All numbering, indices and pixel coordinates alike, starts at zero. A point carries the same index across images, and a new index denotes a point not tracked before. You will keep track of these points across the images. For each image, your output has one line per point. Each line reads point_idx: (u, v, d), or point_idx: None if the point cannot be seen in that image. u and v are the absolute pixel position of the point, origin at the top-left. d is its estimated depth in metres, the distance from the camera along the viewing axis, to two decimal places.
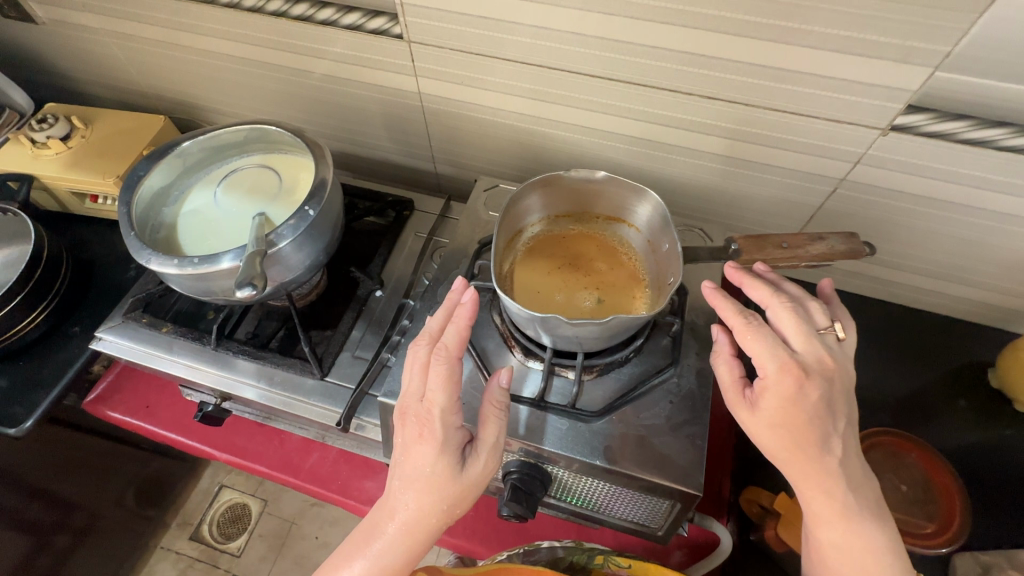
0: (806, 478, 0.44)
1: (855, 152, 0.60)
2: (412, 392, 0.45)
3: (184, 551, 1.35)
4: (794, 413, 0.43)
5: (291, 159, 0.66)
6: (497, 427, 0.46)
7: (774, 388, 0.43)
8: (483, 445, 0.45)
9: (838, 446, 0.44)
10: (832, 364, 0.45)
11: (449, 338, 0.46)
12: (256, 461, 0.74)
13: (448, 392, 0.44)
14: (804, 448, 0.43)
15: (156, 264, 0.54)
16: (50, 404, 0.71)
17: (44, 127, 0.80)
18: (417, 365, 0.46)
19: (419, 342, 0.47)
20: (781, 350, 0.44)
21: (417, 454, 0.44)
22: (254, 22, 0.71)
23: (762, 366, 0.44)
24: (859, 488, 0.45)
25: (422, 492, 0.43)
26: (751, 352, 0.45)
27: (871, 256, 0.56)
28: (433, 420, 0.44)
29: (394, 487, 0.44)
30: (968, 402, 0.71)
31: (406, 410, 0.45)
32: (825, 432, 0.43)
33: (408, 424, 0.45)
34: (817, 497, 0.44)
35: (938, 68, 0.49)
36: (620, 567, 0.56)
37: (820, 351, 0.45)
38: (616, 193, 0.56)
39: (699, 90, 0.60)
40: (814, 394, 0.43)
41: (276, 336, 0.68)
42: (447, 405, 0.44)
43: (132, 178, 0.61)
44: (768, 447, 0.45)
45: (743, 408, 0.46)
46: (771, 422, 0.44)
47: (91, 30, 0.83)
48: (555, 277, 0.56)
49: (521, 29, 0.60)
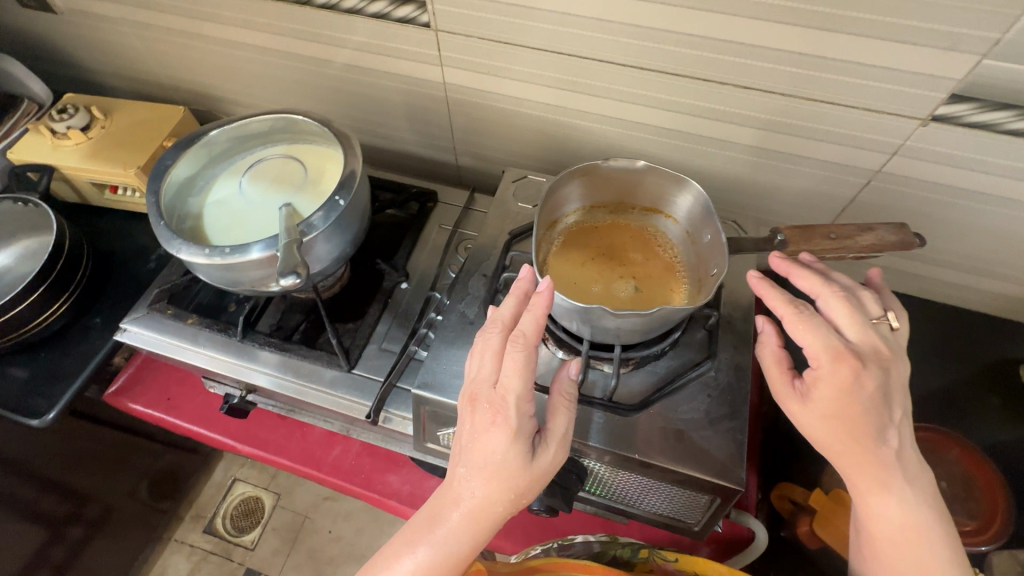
0: (863, 471, 0.43)
1: (892, 143, 0.59)
2: (484, 378, 0.43)
3: (197, 543, 1.35)
4: (850, 404, 0.42)
5: (318, 149, 0.66)
6: (567, 418, 0.44)
7: (829, 379, 0.42)
8: (553, 436, 0.43)
9: (894, 438, 0.43)
10: (888, 353, 0.44)
11: (526, 325, 0.43)
12: (278, 454, 0.74)
13: (524, 380, 0.42)
14: (862, 440, 0.42)
15: (186, 254, 0.54)
16: (72, 396, 0.71)
17: (64, 117, 0.80)
18: (490, 351, 0.43)
19: (491, 328, 0.44)
20: (835, 339, 0.43)
21: (489, 441, 0.41)
22: (277, 10, 0.70)
23: (816, 357, 0.43)
24: (918, 481, 0.44)
25: (493, 480, 0.41)
26: (803, 342, 0.43)
27: (923, 248, 0.54)
28: (508, 407, 0.41)
29: (460, 474, 0.42)
30: (1001, 399, 0.69)
31: (477, 396, 0.42)
32: (882, 424, 0.42)
33: (479, 410, 0.42)
34: (873, 491, 0.43)
35: (985, 56, 0.48)
36: (666, 560, 0.55)
37: (874, 340, 0.44)
38: (654, 183, 0.55)
39: (732, 79, 0.58)
40: (870, 385, 0.42)
41: (300, 328, 0.67)
42: (523, 393, 0.42)
43: (159, 167, 0.60)
44: (822, 440, 0.43)
45: (793, 400, 0.45)
46: (825, 413, 0.43)
47: (111, 20, 0.82)
48: (591, 267, 0.55)
49: (552, 17, 0.59)
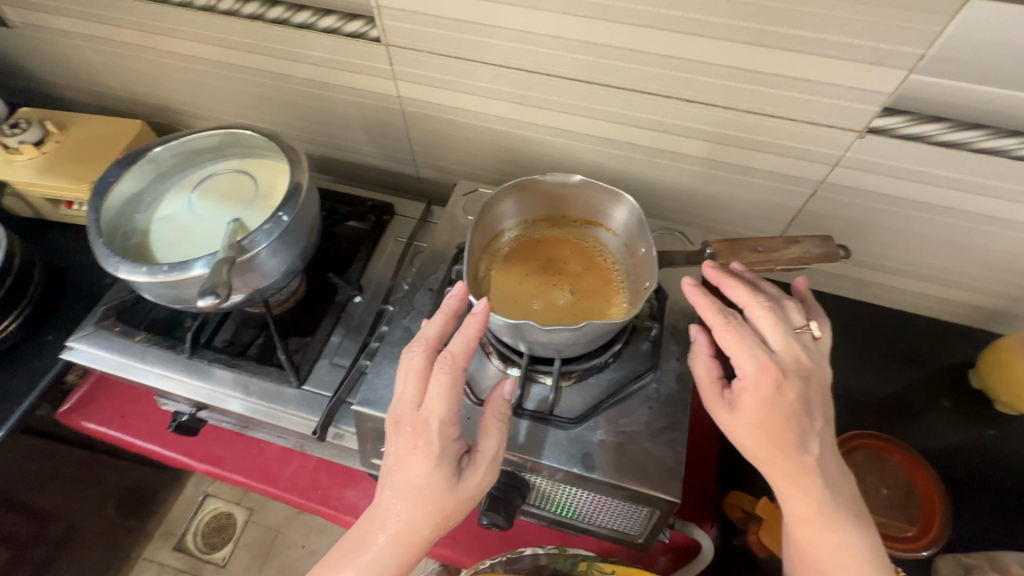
0: (785, 477, 0.46)
1: (833, 155, 0.60)
2: (407, 401, 0.45)
3: (166, 561, 1.32)
4: (772, 414, 0.44)
5: (266, 163, 0.65)
6: (497, 440, 0.46)
7: (752, 388, 0.45)
8: (481, 458, 0.45)
9: (815, 445, 0.46)
10: (809, 362, 0.47)
11: (454, 347, 0.45)
12: (233, 470, 0.73)
13: (448, 403, 0.43)
14: (783, 448, 0.45)
15: (125, 272, 0.53)
16: (22, 415, 0.69)
17: (16, 132, 0.78)
18: (413, 373, 0.45)
19: (416, 348, 0.47)
20: (760, 351, 0.45)
21: (410, 464, 0.43)
22: (230, 25, 0.70)
23: (742, 367, 0.46)
24: (836, 485, 0.47)
25: (416, 503, 0.43)
26: (730, 353, 0.46)
27: (846, 259, 0.56)
28: (431, 430, 0.43)
29: (386, 496, 0.44)
30: (950, 403, 0.71)
31: (400, 418, 0.44)
32: (803, 432, 0.45)
33: (402, 433, 0.44)
34: (795, 495, 0.46)
35: (912, 71, 0.49)
36: (604, 572, 0.56)
37: (797, 350, 0.47)
38: (592, 196, 0.57)
39: (678, 93, 0.59)
40: (791, 394, 0.44)
41: (254, 344, 0.67)
42: (446, 416, 0.44)
43: (101, 184, 0.59)
44: (748, 447, 0.46)
45: (722, 408, 0.48)
46: (750, 422, 0.45)
47: (66, 34, 0.81)
48: (530, 281, 0.56)
49: (502, 33, 0.60)
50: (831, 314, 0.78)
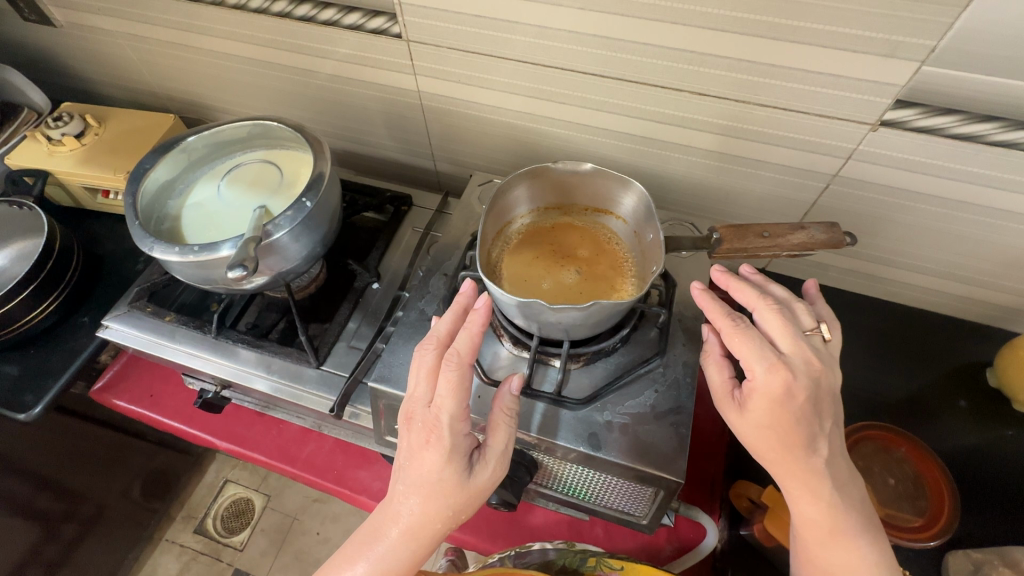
0: (793, 478, 0.46)
1: (846, 148, 0.60)
2: (419, 397, 0.46)
3: (187, 543, 1.37)
4: (782, 416, 0.44)
5: (292, 154, 0.69)
6: (506, 434, 0.48)
7: (761, 389, 0.45)
8: (491, 453, 0.47)
9: (825, 446, 0.46)
10: (819, 365, 0.46)
11: (460, 344, 0.46)
12: (254, 449, 0.76)
13: (457, 400, 0.45)
14: (792, 450, 0.45)
15: (159, 252, 0.56)
16: (58, 391, 0.73)
17: (59, 125, 0.82)
18: (425, 370, 0.47)
19: (428, 346, 0.48)
20: (769, 352, 0.45)
21: (423, 460, 0.45)
22: (259, 22, 0.73)
23: (751, 368, 0.46)
24: (846, 486, 0.47)
25: (428, 498, 0.45)
26: (739, 354, 0.46)
27: (851, 246, 0.57)
28: (442, 426, 0.45)
29: (398, 491, 0.46)
30: (968, 403, 0.70)
31: (413, 414, 0.46)
32: (813, 434, 0.45)
33: (414, 429, 0.46)
34: (803, 496, 0.46)
35: (924, 63, 0.49)
36: (612, 568, 0.57)
37: (807, 352, 0.46)
38: (602, 185, 0.60)
39: (691, 87, 0.60)
40: (801, 395, 0.44)
41: (276, 328, 0.70)
42: (455, 412, 0.45)
43: (137, 170, 0.63)
44: (757, 447, 0.46)
45: (732, 408, 0.48)
46: (760, 423, 0.46)
47: (107, 33, 0.86)
48: (541, 263, 0.60)
49: (521, 28, 0.61)
50: (846, 310, 0.78)
